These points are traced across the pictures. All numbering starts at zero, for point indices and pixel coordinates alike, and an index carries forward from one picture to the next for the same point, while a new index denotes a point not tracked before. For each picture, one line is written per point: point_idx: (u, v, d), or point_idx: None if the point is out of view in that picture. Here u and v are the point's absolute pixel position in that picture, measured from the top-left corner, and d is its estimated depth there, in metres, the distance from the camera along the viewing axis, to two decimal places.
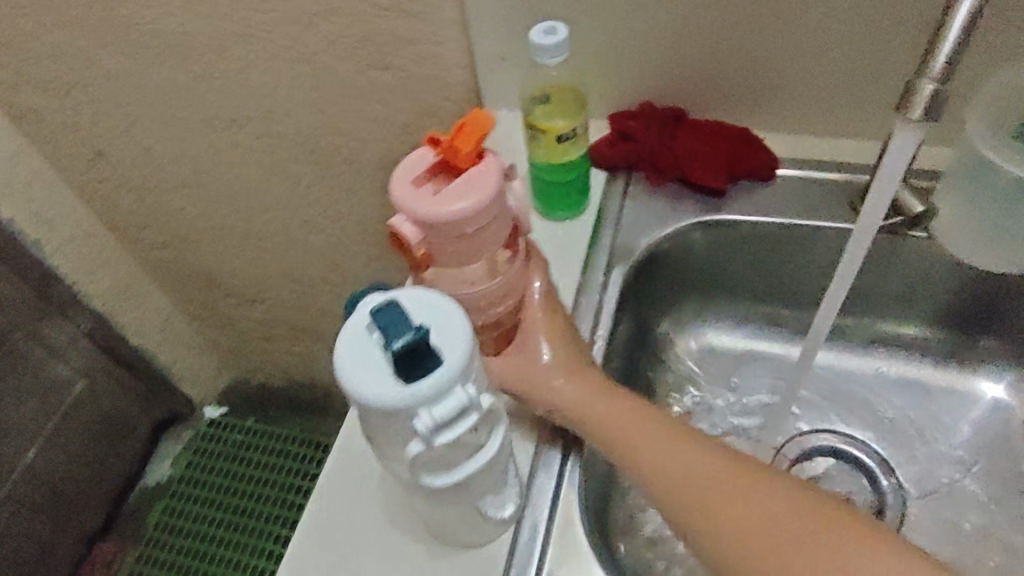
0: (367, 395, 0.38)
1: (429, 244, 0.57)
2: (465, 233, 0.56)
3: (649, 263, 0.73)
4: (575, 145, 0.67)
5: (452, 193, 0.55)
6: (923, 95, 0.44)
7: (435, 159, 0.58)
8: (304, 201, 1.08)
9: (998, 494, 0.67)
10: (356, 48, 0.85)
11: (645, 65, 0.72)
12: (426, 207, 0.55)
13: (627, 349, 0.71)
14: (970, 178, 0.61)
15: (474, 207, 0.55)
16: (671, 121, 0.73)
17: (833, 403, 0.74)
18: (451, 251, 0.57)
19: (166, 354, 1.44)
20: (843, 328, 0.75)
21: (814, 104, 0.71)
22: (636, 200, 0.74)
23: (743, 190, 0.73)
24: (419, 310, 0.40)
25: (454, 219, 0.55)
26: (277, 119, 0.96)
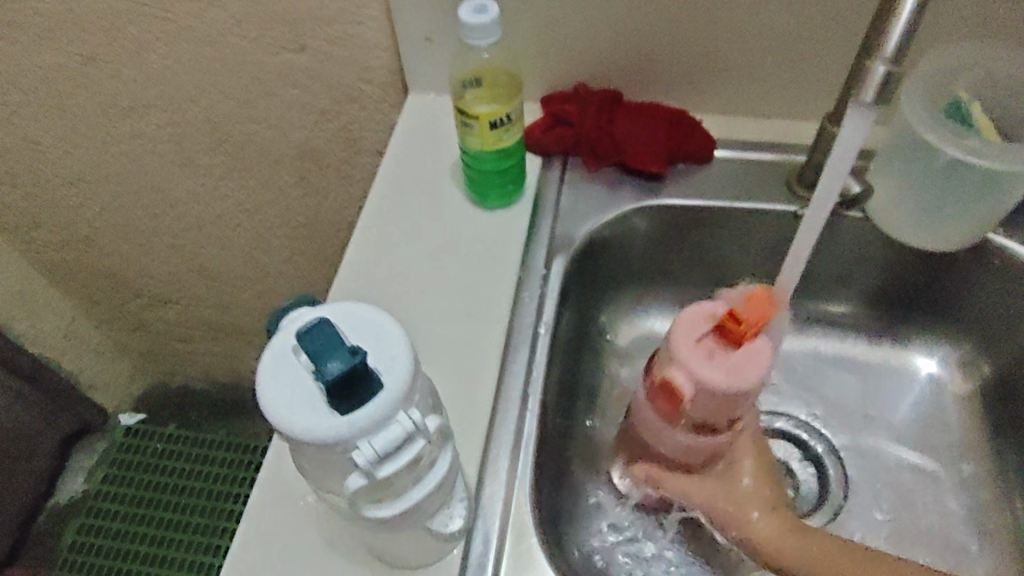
0: (297, 429, 0.33)
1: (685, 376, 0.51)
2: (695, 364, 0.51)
3: (591, 253, 0.70)
4: (510, 132, 0.63)
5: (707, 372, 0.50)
6: (876, 77, 0.44)
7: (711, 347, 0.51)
8: (217, 194, 1.00)
9: (935, 470, 0.68)
10: (267, 26, 0.78)
11: (578, 46, 0.69)
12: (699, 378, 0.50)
13: (571, 343, 0.68)
14: (908, 160, 0.61)
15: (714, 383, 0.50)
16: (608, 104, 0.71)
17: (779, 383, 0.73)
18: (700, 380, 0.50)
19: (73, 363, 1.33)
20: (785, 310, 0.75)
21: (749, 85, 0.70)
22: (573, 186, 0.71)
23: (682, 173, 0.71)
24: (354, 329, 0.36)
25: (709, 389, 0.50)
26: (181, 106, 0.88)
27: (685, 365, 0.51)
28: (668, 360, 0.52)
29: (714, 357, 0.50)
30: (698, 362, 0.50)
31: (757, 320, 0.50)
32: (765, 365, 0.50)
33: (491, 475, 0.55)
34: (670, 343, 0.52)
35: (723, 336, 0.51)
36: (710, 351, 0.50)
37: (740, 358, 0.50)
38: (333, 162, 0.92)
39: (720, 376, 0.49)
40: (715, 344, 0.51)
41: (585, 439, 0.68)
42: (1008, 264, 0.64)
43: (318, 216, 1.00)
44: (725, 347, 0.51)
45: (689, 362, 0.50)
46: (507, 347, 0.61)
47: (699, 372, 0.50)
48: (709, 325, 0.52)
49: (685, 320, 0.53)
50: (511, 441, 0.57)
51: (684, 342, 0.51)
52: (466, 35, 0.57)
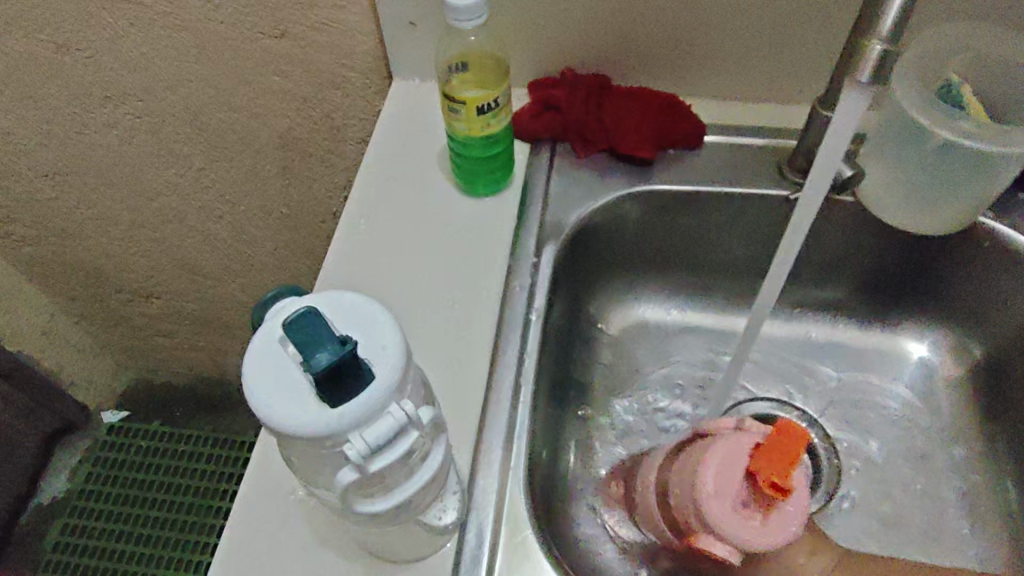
0: (285, 422, 0.32)
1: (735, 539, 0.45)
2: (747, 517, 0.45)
3: (582, 240, 0.69)
4: (498, 117, 0.62)
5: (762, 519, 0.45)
6: (873, 55, 0.43)
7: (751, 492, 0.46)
8: (199, 186, 0.98)
9: (927, 452, 0.68)
10: (246, 12, 0.76)
11: (565, 30, 0.68)
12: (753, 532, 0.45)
13: (563, 331, 0.67)
14: (900, 143, 0.61)
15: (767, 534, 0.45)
16: (597, 88, 0.70)
17: (770, 369, 0.73)
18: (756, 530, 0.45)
19: (52, 360, 1.30)
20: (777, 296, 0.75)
21: (739, 68, 0.69)
22: (563, 173, 0.70)
23: (672, 158, 0.70)
24: (341, 318, 0.35)
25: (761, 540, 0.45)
26: (159, 95, 0.86)
27: (725, 534, 0.45)
28: (700, 526, 0.46)
29: (752, 517, 0.45)
30: (737, 528, 0.45)
31: (790, 469, 0.45)
32: (806, 511, 0.46)
33: (483, 468, 0.54)
34: (703, 513, 0.46)
35: (757, 492, 0.46)
36: (747, 511, 0.45)
37: (779, 517, 0.45)
38: (317, 151, 0.90)
39: (770, 541, 0.45)
40: (750, 500, 0.46)
41: (578, 428, 0.67)
42: (998, 246, 0.64)
43: (302, 206, 0.99)
44: (760, 503, 0.46)
45: (729, 529, 0.45)
46: (499, 336, 0.60)
47: (741, 537, 0.45)
48: (739, 477, 0.47)
49: (711, 472, 0.47)
50: (504, 432, 0.56)
51: (719, 505, 0.46)
52: (451, 18, 0.56)
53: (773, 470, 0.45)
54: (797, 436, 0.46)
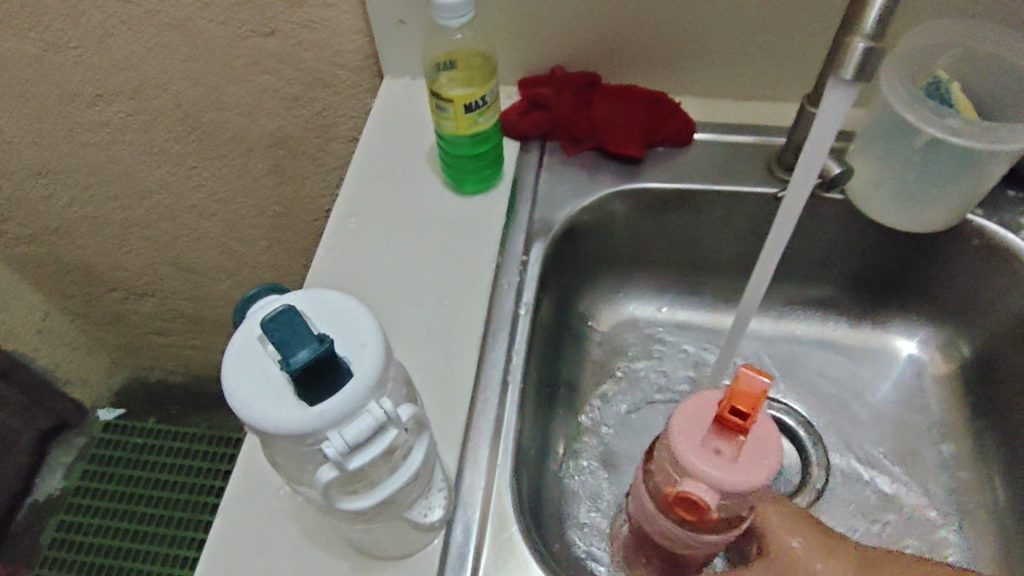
0: (263, 421, 0.32)
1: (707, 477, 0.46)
2: (715, 453, 0.46)
3: (571, 238, 0.69)
4: (485, 115, 0.62)
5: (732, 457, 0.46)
6: (856, 53, 0.43)
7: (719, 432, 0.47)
8: (191, 184, 0.98)
9: (915, 446, 0.68)
10: (235, 10, 0.76)
11: (554, 28, 0.68)
12: (723, 469, 0.46)
13: (552, 328, 0.67)
14: (888, 141, 0.61)
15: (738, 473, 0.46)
16: (586, 86, 0.70)
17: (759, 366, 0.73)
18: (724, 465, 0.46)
19: (47, 358, 1.30)
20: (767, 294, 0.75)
21: (728, 66, 0.69)
22: (552, 171, 0.70)
23: (661, 156, 0.70)
24: (320, 316, 0.35)
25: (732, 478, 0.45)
26: (150, 93, 0.86)
27: (698, 473, 0.46)
28: (676, 471, 0.48)
29: (723, 455, 0.46)
30: (707, 464, 0.46)
31: (753, 405, 0.45)
32: (777, 447, 0.47)
33: (471, 464, 0.54)
34: (675, 454, 0.47)
35: (725, 429, 0.47)
36: (716, 449, 0.47)
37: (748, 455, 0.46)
38: (308, 149, 0.91)
39: (740, 477, 0.45)
40: (718, 438, 0.47)
41: (567, 425, 0.67)
42: (986, 243, 0.64)
43: (293, 204, 0.99)
44: (730, 441, 0.47)
45: (700, 466, 0.46)
46: (487, 333, 0.61)
47: (712, 473, 0.46)
48: (709, 422, 0.48)
49: (682, 418, 0.49)
50: (491, 429, 0.56)
51: (688, 443, 0.47)
52: (438, 16, 0.55)
53: (736, 403, 0.46)
54: (759, 377, 0.46)
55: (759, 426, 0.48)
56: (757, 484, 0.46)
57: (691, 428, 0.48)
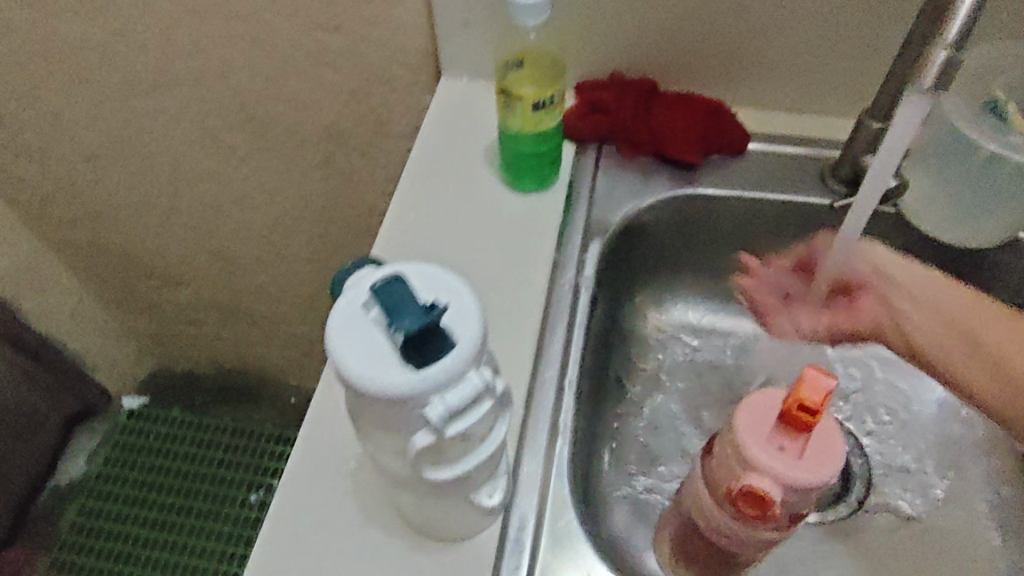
0: (370, 383, 0.33)
1: (770, 471, 0.47)
2: (780, 449, 0.48)
3: (625, 240, 0.70)
4: (552, 114, 0.63)
5: (801, 455, 0.47)
6: (937, 62, 0.45)
7: (782, 432, 0.48)
8: (239, 174, 1.00)
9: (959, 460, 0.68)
10: (301, 5, 0.78)
11: (617, 35, 0.69)
12: (789, 466, 0.47)
13: (604, 329, 0.68)
14: (946, 157, 0.62)
15: (803, 469, 0.47)
16: (646, 92, 0.71)
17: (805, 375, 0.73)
18: (790, 462, 0.47)
19: (78, 342, 1.32)
20: None
21: (785, 78, 0.71)
22: (608, 173, 0.72)
23: (715, 164, 0.72)
24: (423, 285, 0.36)
25: (799, 475, 0.47)
26: (209, 83, 0.88)
27: (763, 467, 0.47)
28: (740, 467, 0.48)
29: (787, 452, 0.47)
30: (772, 458, 0.47)
31: (820, 402, 0.47)
32: (842, 447, 0.48)
33: (528, 453, 0.55)
34: (742, 447, 0.48)
35: (790, 425, 0.48)
36: (781, 445, 0.48)
37: (812, 453, 0.47)
38: (359, 144, 0.92)
39: (805, 471, 0.47)
40: (782, 435, 0.48)
41: (614, 424, 0.68)
42: None
43: (340, 199, 1.00)
44: (795, 438, 0.48)
45: (766, 460, 0.47)
46: (545, 326, 0.62)
47: (775, 467, 0.47)
48: (773, 418, 0.49)
49: (744, 412, 0.50)
50: (549, 420, 0.57)
51: (753, 438, 0.48)
52: (517, 16, 0.57)
53: (802, 400, 0.47)
54: (823, 377, 0.48)
55: (822, 425, 0.49)
56: (821, 482, 0.47)
57: (755, 425, 0.49)
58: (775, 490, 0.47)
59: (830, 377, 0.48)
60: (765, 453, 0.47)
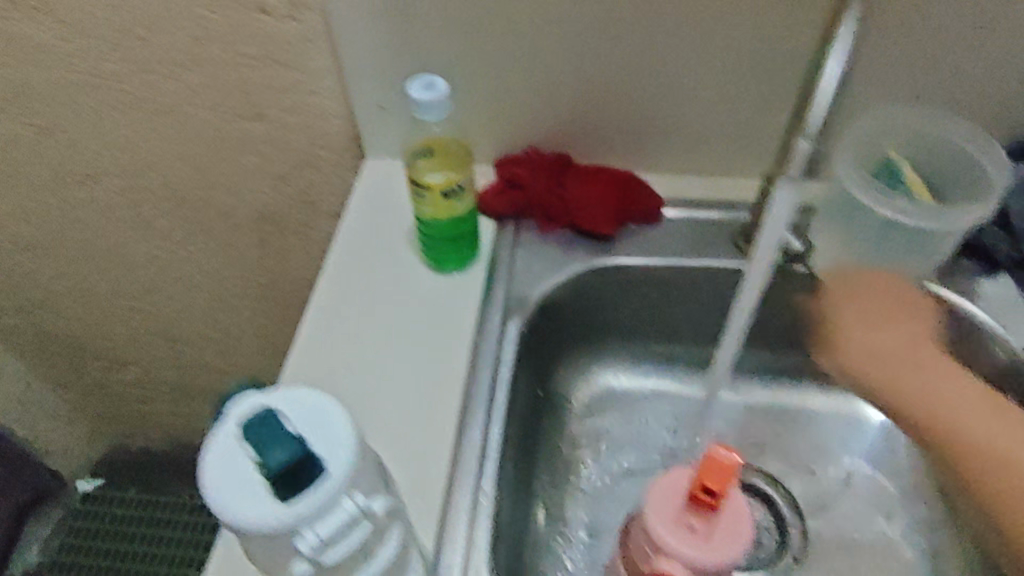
0: (235, 519, 0.33)
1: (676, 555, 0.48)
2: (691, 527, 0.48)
3: (546, 313, 0.71)
4: (462, 200, 0.64)
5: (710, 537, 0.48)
6: (800, 152, 0.48)
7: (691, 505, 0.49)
8: (176, 256, 1.00)
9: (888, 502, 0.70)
10: (223, 97, 0.79)
11: (527, 114, 0.72)
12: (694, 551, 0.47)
13: (529, 405, 0.69)
14: (844, 219, 0.63)
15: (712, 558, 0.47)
16: (558, 167, 0.73)
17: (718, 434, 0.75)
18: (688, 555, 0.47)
19: (26, 428, 1.29)
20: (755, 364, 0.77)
21: (690, 146, 0.73)
22: (528, 247, 0.73)
23: (630, 233, 0.73)
24: (296, 413, 0.36)
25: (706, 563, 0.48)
26: (139, 173, 0.89)
27: (674, 552, 0.47)
28: (652, 549, 0.49)
29: (696, 531, 0.48)
30: (677, 539, 0.48)
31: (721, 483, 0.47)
32: (748, 525, 0.49)
33: (449, 542, 0.55)
34: (658, 530, 0.48)
35: (699, 506, 0.48)
36: (690, 525, 0.48)
37: (721, 528, 0.48)
38: (293, 224, 0.93)
39: (714, 554, 0.47)
40: (693, 515, 0.48)
41: (545, 497, 0.69)
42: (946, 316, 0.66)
43: (280, 275, 1.00)
44: (704, 518, 0.48)
45: (676, 543, 0.47)
46: (466, 409, 0.62)
47: (684, 549, 0.47)
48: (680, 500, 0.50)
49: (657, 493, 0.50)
50: (470, 500, 0.57)
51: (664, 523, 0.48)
52: (420, 111, 0.58)
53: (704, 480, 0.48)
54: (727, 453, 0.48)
55: (730, 502, 0.50)
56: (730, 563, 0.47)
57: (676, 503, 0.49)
58: None
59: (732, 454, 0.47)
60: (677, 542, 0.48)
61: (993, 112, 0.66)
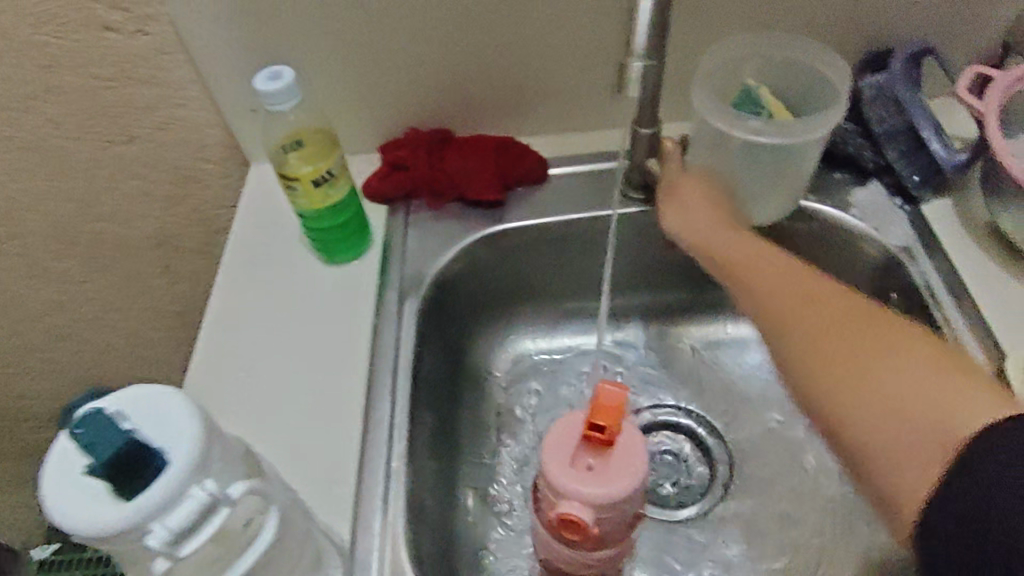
0: (78, 526, 0.33)
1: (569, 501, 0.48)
2: (586, 466, 0.49)
3: (446, 288, 0.71)
4: (336, 187, 0.64)
5: (613, 471, 0.48)
6: None
7: (587, 442, 0.50)
8: (79, 298, 0.97)
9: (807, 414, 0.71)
10: (90, 124, 0.77)
11: (397, 94, 0.72)
12: (594, 488, 0.47)
13: (440, 381, 0.69)
14: (712, 148, 0.63)
15: (610, 493, 0.48)
16: (437, 142, 0.73)
17: (636, 380, 0.75)
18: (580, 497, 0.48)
19: None
20: (663, 306, 0.77)
21: (564, 102, 0.74)
22: (421, 225, 0.73)
23: (518, 196, 0.74)
24: (135, 412, 0.36)
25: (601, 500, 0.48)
26: (20, 216, 0.85)
27: (572, 492, 0.48)
28: (553, 493, 0.49)
29: (593, 469, 0.48)
30: (575, 480, 0.48)
31: (611, 418, 0.49)
32: (643, 456, 0.49)
33: (363, 526, 0.54)
34: (553, 474, 0.49)
35: (592, 445, 0.49)
36: (586, 464, 0.49)
37: (616, 462, 0.49)
38: (193, 245, 0.91)
39: (612, 484, 0.47)
40: (587, 454, 0.49)
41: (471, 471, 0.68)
42: (826, 224, 0.67)
43: (191, 301, 0.98)
44: (599, 455, 0.49)
45: (573, 484, 0.48)
46: (371, 394, 0.61)
47: (581, 488, 0.48)
48: (577, 440, 0.50)
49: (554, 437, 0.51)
50: (382, 479, 0.57)
51: (558, 466, 0.49)
52: (270, 102, 0.57)
53: (596, 417, 0.50)
54: (615, 391, 0.51)
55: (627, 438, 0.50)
56: (627, 493, 0.48)
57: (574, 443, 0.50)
58: (594, 526, 0.48)
59: (620, 389, 0.51)
60: (573, 481, 0.48)
61: (842, 24, 0.66)
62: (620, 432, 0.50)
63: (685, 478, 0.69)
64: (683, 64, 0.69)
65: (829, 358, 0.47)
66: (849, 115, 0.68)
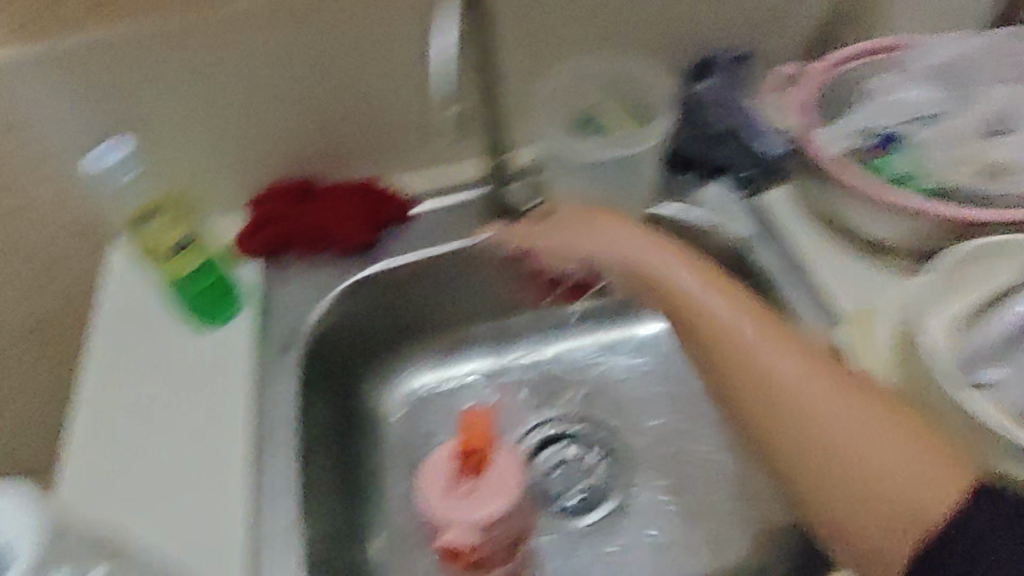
0: None
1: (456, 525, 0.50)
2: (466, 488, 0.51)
3: (324, 338, 0.71)
4: (196, 253, 0.67)
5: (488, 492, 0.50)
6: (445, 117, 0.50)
7: (463, 465, 0.51)
8: None
9: (687, 407, 0.74)
10: None
11: (250, 152, 0.72)
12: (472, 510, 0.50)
13: (329, 433, 0.68)
14: (564, 167, 0.67)
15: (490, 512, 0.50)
16: (298, 192, 0.73)
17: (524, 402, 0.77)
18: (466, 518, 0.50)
19: None
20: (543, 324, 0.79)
21: (419, 139, 0.75)
22: (292, 277, 0.72)
23: (387, 237, 0.74)
24: None
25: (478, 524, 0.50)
26: None
27: (454, 520, 0.50)
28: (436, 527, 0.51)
29: (470, 493, 0.50)
30: (457, 508, 0.50)
31: (477, 441, 0.52)
32: (517, 475, 0.51)
33: None
34: (427, 512, 0.51)
35: (467, 470, 0.51)
36: (463, 489, 0.50)
37: (490, 483, 0.50)
38: None
39: (487, 506, 0.50)
40: (464, 479, 0.51)
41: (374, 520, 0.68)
42: (676, 226, 0.71)
43: None
44: (475, 479, 0.51)
45: (454, 513, 0.50)
46: (255, 460, 0.60)
47: (461, 515, 0.49)
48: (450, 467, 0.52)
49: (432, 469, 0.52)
50: (273, 544, 0.55)
51: (438, 498, 0.50)
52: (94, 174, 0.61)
53: (466, 443, 0.52)
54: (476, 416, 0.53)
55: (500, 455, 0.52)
56: (504, 512, 0.50)
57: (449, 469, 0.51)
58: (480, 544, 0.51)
59: (479, 414, 0.53)
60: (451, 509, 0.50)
61: (665, 34, 0.71)
62: (491, 452, 0.52)
63: (583, 484, 0.70)
64: (525, 91, 0.72)
65: (782, 396, 0.44)
66: (682, 122, 0.72)
